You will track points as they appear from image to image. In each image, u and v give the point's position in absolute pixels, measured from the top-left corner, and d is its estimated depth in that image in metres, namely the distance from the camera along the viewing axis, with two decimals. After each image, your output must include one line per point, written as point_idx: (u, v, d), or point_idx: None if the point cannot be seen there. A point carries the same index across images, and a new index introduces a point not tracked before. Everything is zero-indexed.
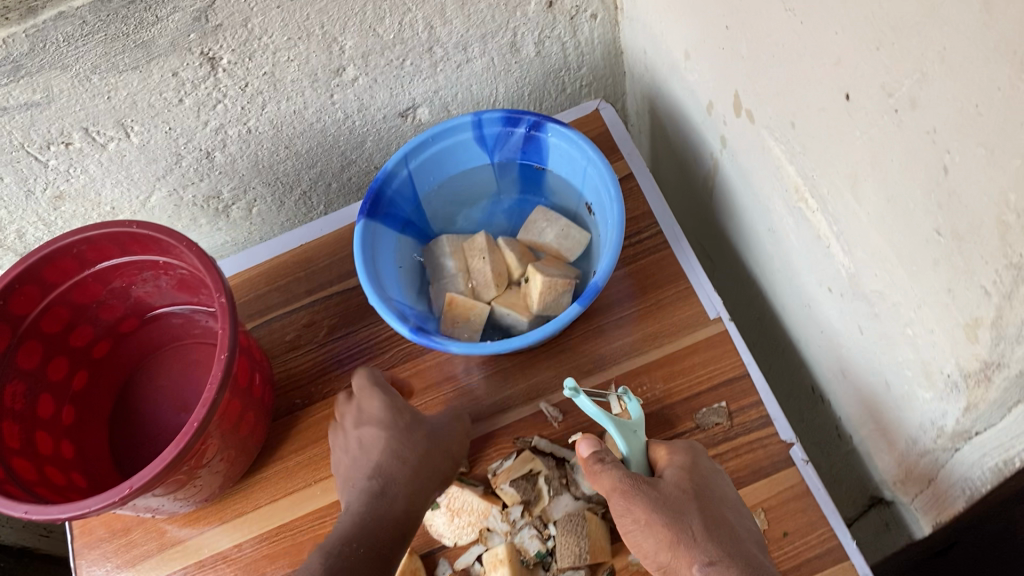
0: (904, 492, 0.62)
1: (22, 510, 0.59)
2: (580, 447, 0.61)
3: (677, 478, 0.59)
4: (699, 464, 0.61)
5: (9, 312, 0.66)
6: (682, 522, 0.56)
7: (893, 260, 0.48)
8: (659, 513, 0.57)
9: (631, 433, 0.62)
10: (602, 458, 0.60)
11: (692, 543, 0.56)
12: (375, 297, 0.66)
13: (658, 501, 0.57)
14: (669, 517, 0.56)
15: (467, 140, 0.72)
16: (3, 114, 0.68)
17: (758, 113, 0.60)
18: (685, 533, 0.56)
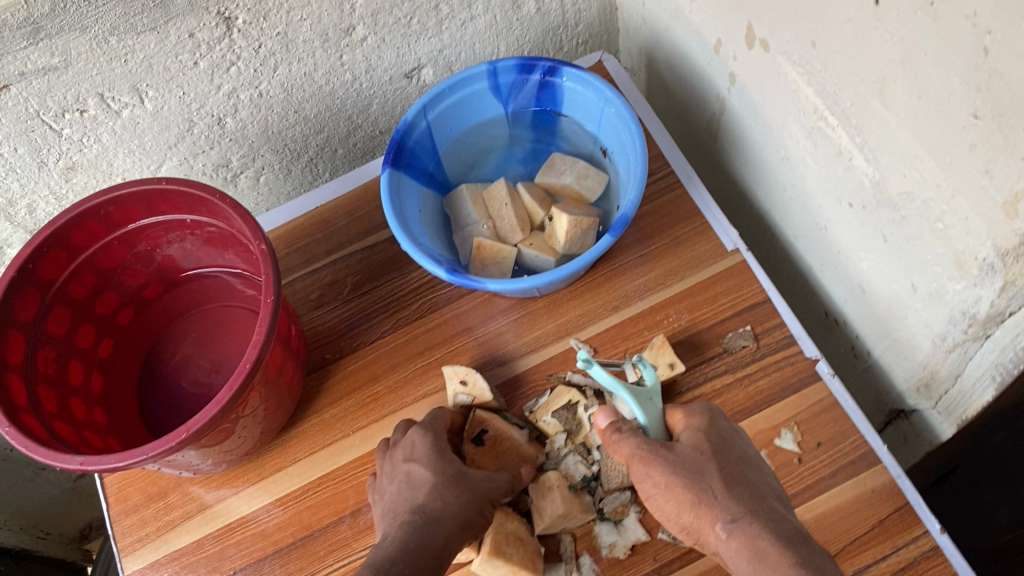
0: (926, 397, 0.66)
1: (78, 462, 0.58)
2: (598, 419, 0.64)
3: (695, 440, 0.60)
4: (717, 425, 0.61)
5: (39, 276, 0.66)
6: (701, 482, 0.58)
7: (926, 158, 0.52)
8: (679, 475, 0.58)
9: (648, 401, 0.64)
10: (619, 427, 0.63)
11: (713, 502, 0.57)
12: (408, 242, 0.67)
13: (675, 465, 0.59)
14: (688, 479, 0.58)
15: (483, 90, 0.74)
16: (21, 80, 0.68)
17: (774, 41, 0.63)
18: (706, 493, 0.58)
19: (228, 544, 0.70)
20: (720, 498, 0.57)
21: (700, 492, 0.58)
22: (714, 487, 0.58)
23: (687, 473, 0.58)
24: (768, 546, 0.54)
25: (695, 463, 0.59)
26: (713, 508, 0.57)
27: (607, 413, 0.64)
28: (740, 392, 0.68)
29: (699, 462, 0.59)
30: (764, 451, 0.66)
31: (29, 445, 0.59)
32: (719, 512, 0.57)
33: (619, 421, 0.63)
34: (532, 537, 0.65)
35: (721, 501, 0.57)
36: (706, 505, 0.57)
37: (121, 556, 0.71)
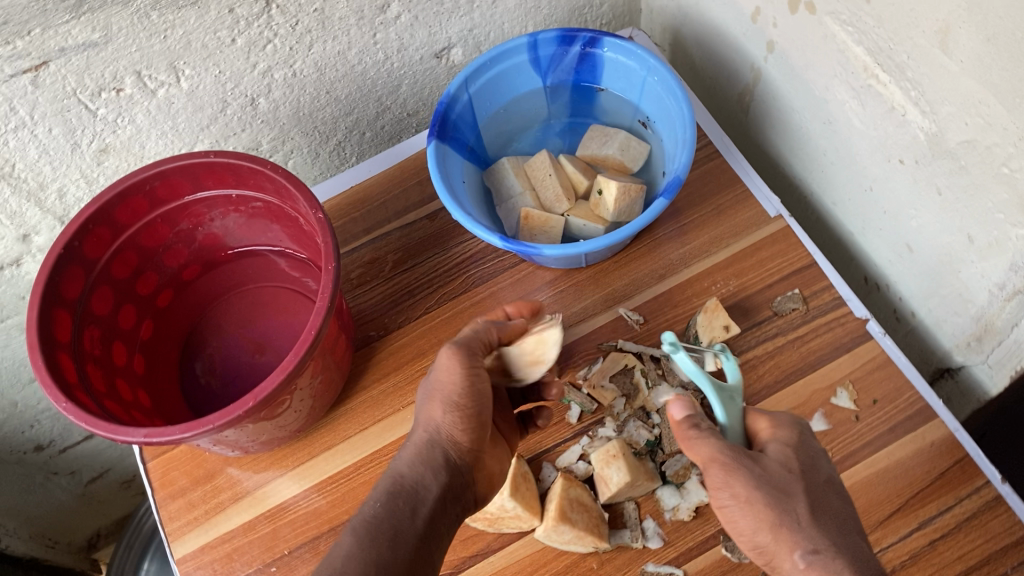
0: (977, 351, 0.67)
1: (142, 435, 0.57)
2: (674, 411, 0.56)
3: (782, 455, 0.53)
4: (805, 443, 0.54)
5: (83, 254, 0.65)
6: (788, 504, 0.50)
7: (991, 103, 0.53)
8: (763, 493, 0.50)
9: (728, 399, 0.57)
10: (698, 423, 0.54)
11: (796, 527, 0.50)
12: (459, 213, 0.67)
13: (761, 481, 0.51)
14: (773, 497, 0.50)
15: (522, 63, 0.74)
16: (60, 56, 0.66)
17: (821, 3, 0.64)
18: (789, 515, 0.50)
19: (281, 523, 0.69)
20: (803, 525, 0.50)
21: (783, 515, 0.50)
22: (799, 512, 0.50)
23: (773, 492, 0.50)
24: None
25: (783, 480, 0.51)
26: (795, 533, 0.50)
27: (687, 403, 0.56)
28: (793, 353, 0.69)
29: (787, 482, 0.51)
30: (822, 410, 0.67)
31: (89, 421, 0.58)
32: (801, 539, 0.49)
33: (698, 416, 0.55)
34: (595, 503, 0.64)
35: (804, 531, 0.50)
36: (787, 531, 0.50)
37: (169, 540, 0.69)
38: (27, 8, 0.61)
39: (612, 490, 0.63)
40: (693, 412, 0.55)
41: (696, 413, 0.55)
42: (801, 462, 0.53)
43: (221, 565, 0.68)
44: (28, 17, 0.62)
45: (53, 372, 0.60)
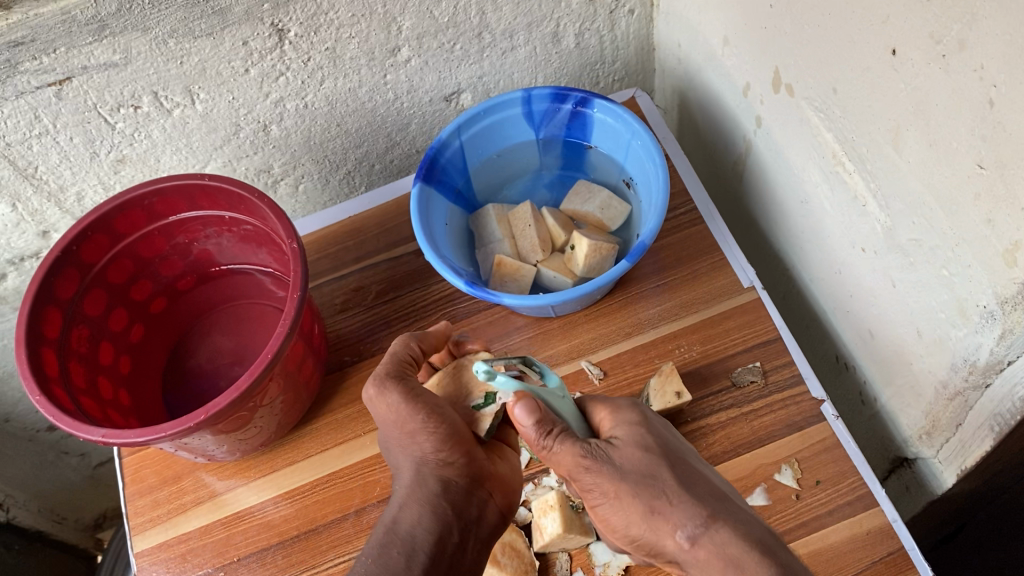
0: (928, 445, 0.66)
1: (100, 434, 0.61)
2: (517, 413, 0.52)
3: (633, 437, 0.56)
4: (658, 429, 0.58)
5: (80, 258, 0.70)
6: (654, 488, 0.53)
7: (932, 205, 0.53)
8: (630, 482, 0.54)
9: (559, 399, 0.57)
10: (549, 429, 0.53)
11: (672, 509, 0.53)
12: (431, 254, 0.70)
13: (625, 472, 0.54)
14: (641, 485, 0.53)
15: (516, 115, 0.77)
16: (83, 73, 0.71)
17: (798, 87, 0.65)
18: (661, 499, 0.53)
19: (235, 531, 0.72)
20: (677, 504, 0.53)
21: (655, 499, 0.53)
22: (667, 492, 0.53)
23: (640, 478, 0.54)
24: (743, 553, 0.50)
25: (646, 466, 0.55)
26: (672, 513, 0.52)
27: (534, 406, 0.52)
28: (744, 425, 0.70)
29: (648, 465, 0.55)
30: (764, 485, 0.67)
31: (56, 414, 0.62)
32: (679, 518, 0.52)
33: (548, 420, 0.53)
34: (528, 549, 0.66)
35: (676, 508, 0.53)
36: (662, 512, 0.53)
37: (131, 535, 0.73)
38: (53, 28, 0.66)
39: (544, 540, 0.65)
40: (542, 418, 0.52)
41: (544, 417, 0.53)
42: (654, 441, 0.57)
43: (174, 565, 0.71)
44: (54, 37, 0.67)
45: (33, 365, 0.64)
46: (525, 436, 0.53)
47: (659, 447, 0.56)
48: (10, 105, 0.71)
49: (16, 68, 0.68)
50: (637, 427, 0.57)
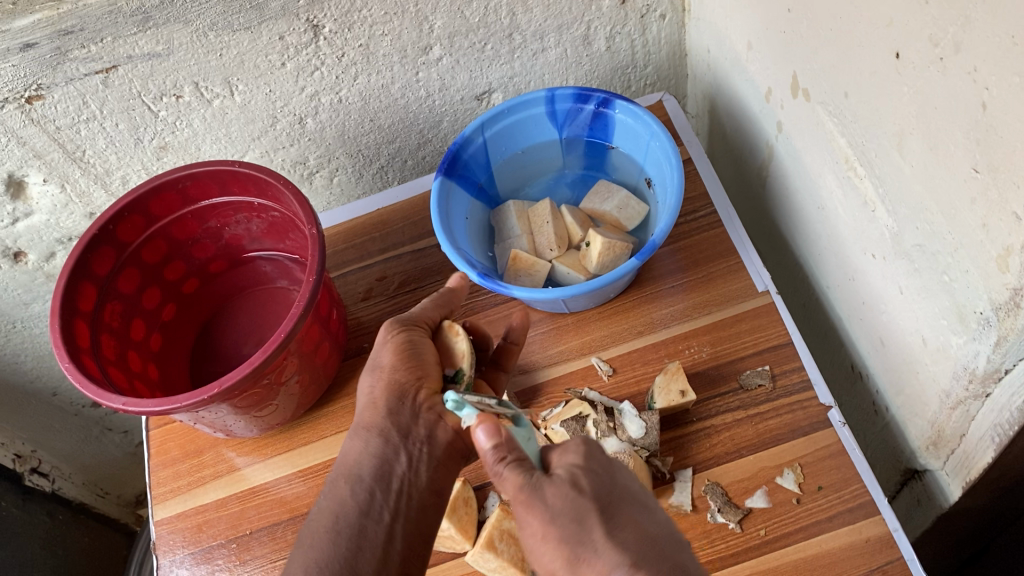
0: (935, 456, 0.66)
1: (120, 402, 0.64)
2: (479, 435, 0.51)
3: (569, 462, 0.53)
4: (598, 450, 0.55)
5: (116, 237, 0.74)
6: (582, 534, 0.48)
7: (933, 210, 0.53)
8: (557, 525, 0.49)
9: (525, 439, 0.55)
10: (507, 455, 0.52)
11: (594, 556, 0.47)
12: (447, 245, 0.71)
13: (554, 512, 0.49)
14: (567, 529, 0.48)
15: (539, 115, 0.79)
16: (128, 63, 0.75)
17: (814, 91, 0.65)
18: (586, 546, 0.48)
19: (249, 505, 0.74)
20: (600, 550, 0.47)
21: (579, 546, 0.48)
22: (595, 538, 0.48)
23: (566, 522, 0.49)
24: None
25: (576, 509, 0.49)
26: (596, 564, 0.47)
27: (494, 429, 0.52)
28: (749, 428, 0.70)
29: (576, 507, 0.49)
30: (765, 487, 0.67)
31: (82, 381, 0.65)
32: (601, 568, 0.47)
33: (505, 446, 0.52)
34: None
35: (601, 557, 0.47)
36: (587, 559, 0.47)
37: (153, 503, 0.77)
38: (100, 19, 0.70)
39: None
40: (501, 442, 0.51)
41: (503, 441, 0.52)
42: (589, 476, 0.51)
43: (190, 534, 0.74)
44: (101, 27, 0.70)
45: (65, 335, 0.68)
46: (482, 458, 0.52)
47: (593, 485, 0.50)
48: (60, 91, 0.75)
49: (66, 55, 0.72)
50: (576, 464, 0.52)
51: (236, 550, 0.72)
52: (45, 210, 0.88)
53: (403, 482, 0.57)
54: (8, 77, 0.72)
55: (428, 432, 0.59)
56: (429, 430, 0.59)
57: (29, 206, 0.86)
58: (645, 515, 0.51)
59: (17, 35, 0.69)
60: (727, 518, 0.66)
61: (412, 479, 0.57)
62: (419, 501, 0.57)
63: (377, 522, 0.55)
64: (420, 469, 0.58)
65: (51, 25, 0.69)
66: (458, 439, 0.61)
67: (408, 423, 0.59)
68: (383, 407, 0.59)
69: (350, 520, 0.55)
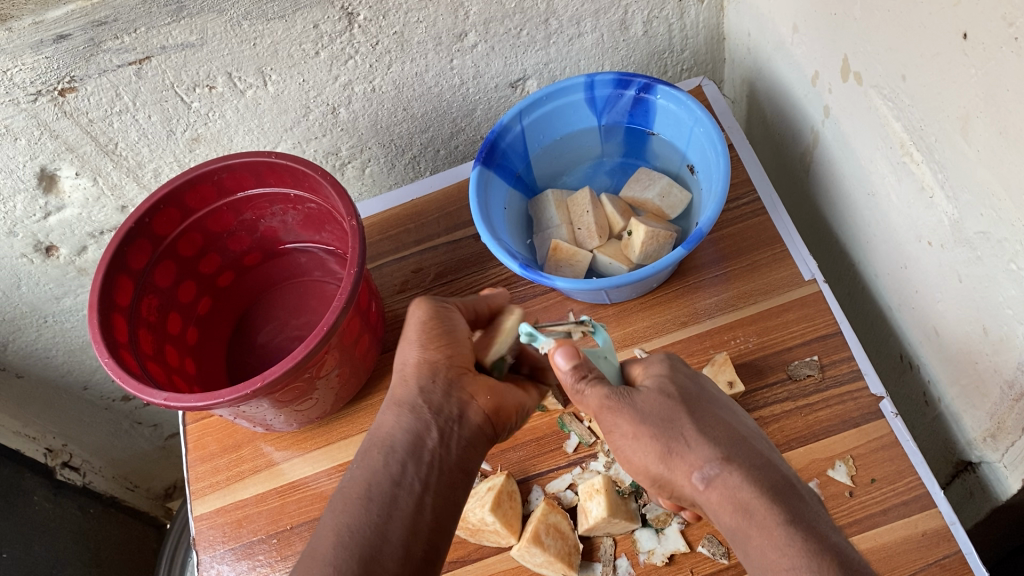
0: (993, 448, 0.64)
1: (161, 398, 0.63)
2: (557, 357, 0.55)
3: (661, 385, 0.57)
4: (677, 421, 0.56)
5: (152, 231, 0.73)
6: (672, 431, 0.54)
7: (1001, 195, 0.51)
8: (650, 425, 0.55)
9: (601, 358, 0.60)
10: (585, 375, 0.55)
11: (687, 450, 0.53)
12: (487, 236, 0.70)
13: (645, 414, 0.55)
14: (659, 428, 0.54)
15: (579, 101, 0.78)
16: (162, 53, 0.74)
17: (867, 75, 0.63)
18: (678, 441, 0.54)
19: (289, 500, 0.74)
20: (693, 446, 0.53)
21: (672, 442, 0.54)
22: (686, 434, 0.54)
23: (658, 421, 0.55)
24: (752, 498, 0.50)
25: (667, 410, 0.55)
26: (689, 455, 0.53)
27: (571, 351, 0.55)
28: (799, 420, 0.68)
29: (669, 410, 0.55)
30: (817, 480, 0.66)
31: (121, 376, 0.64)
32: (695, 460, 0.53)
33: (583, 367, 0.55)
34: (572, 532, 0.67)
35: (694, 450, 0.53)
36: (680, 454, 0.54)
37: (192, 499, 0.76)
38: (133, 9, 0.68)
39: (587, 523, 0.66)
40: (580, 363, 0.55)
41: (581, 362, 0.56)
42: (678, 387, 0.57)
43: (230, 530, 0.74)
44: (135, 18, 0.69)
45: (104, 330, 0.67)
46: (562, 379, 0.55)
47: (683, 393, 0.56)
48: (94, 83, 0.74)
49: (99, 47, 0.71)
50: (667, 377, 0.58)
51: (277, 546, 0.72)
52: (77, 203, 0.87)
53: (435, 456, 0.56)
54: (42, 70, 0.71)
55: (461, 410, 0.58)
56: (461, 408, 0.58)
57: (61, 200, 0.86)
58: (730, 417, 0.56)
59: (51, 27, 0.67)
60: None
61: (442, 454, 0.56)
62: (448, 477, 0.56)
63: (408, 492, 0.54)
64: (451, 445, 0.57)
65: (85, 16, 0.68)
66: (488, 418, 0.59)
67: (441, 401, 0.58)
68: (416, 382, 0.58)
69: (383, 488, 0.54)
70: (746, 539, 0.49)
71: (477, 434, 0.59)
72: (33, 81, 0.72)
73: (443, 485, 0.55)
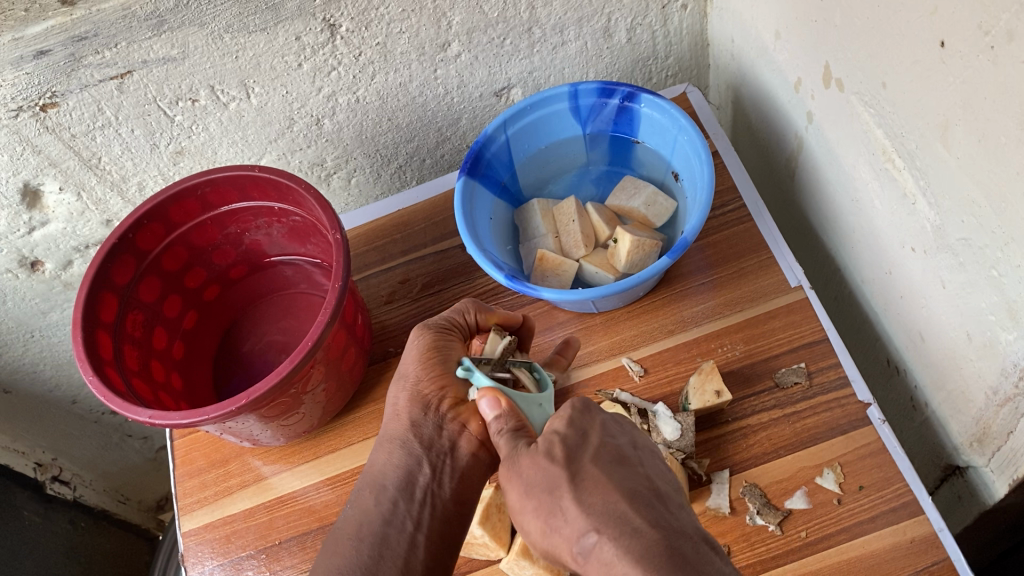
0: (980, 453, 0.64)
1: (146, 415, 0.63)
2: (482, 406, 0.56)
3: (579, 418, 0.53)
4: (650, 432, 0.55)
5: (136, 246, 0.73)
6: (554, 504, 0.50)
7: (982, 202, 0.51)
8: (533, 499, 0.51)
9: (535, 405, 0.58)
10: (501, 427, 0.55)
11: (567, 522, 0.50)
12: (472, 247, 0.69)
13: (528, 486, 0.52)
14: (541, 502, 0.51)
15: (563, 110, 0.77)
16: (143, 68, 0.73)
17: (849, 81, 0.63)
18: (559, 514, 0.50)
19: (278, 515, 0.73)
20: (569, 518, 0.49)
21: (552, 516, 0.50)
22: (565, 505, 0.50)
23: (540, 495, 0.51)
24: (619, 570, 0.45)
25: (548, 479, 0.51)
26: (566, 529, 0.49)
27: (497, 400, 0.56)
28: (787, 427, 0.68)
29: (550, 478, 0.51)
30: (804, 488, 0.65)
31: (106, 394, 0.64)
32: (571, 534, 0.49)
33: (506, 417, 0.55)
34: None
35: (571, 523, 0.49)
36: (559, 529, 0.50)
37: (180, 515, 0.76)
38: (114, 24, 0.68)
39: None
40: (501, 415, 0.55)
41: (504, 413, 0.55)
42: (563, 445, 0.53)
43: (219, 545, 0.73)
44: (115, 32, 0.69)
45: (88, 347, 0.66)
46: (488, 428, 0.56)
47: (566, 454, 0.52)
48: (75, 98, 0.74)
49: (80, 62, 0.70)
50: (557, 433, 0.53)
51: (265, 561, 0.71)
52: (61, 218, 0.86)
53: (427, 493, 0.57)
54: (22, 85, 0.71)
55: (452, 443, 0.59)
56: (452, 442, 0.59)
57: (46, 215, 0.85)
58: (630, 471, 0.51)
59: (30, 42, 0.67)
60: (767, 520, 0.64)
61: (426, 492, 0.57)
62: (443, 513, 0.57)
63: (399, 531, 0.55)
64: (443, 480, 0.58)
65: (64, 31, 0.67)
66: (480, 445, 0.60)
67: (431, 436, 0.59)
68: (406, 417, 0.60)
69: (362, 540, 0.55)
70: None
71: (471, 465, 0.60)
72: (14, 96, 0.71)
73: (431, 520, 0.56)
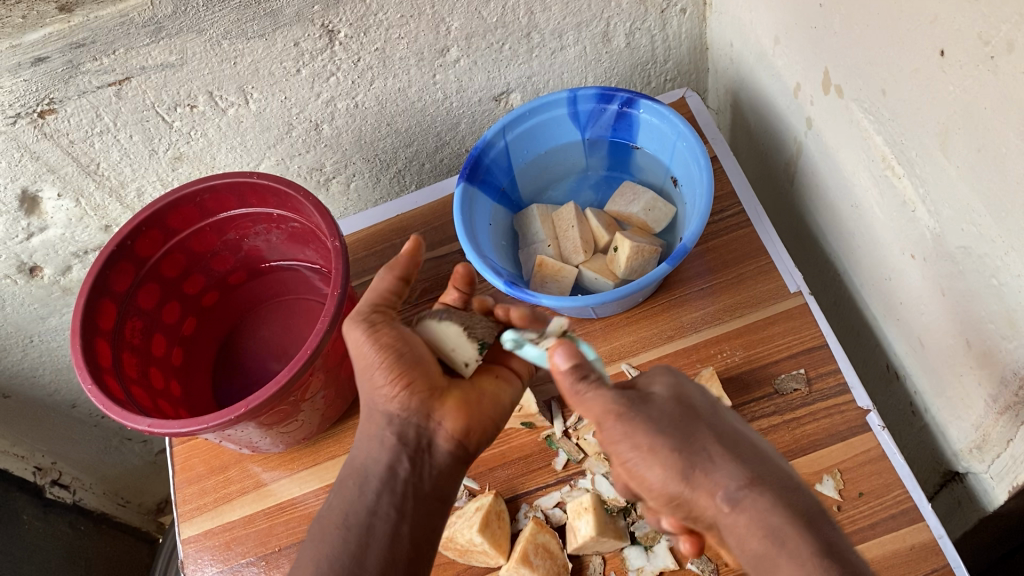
0: (979, 459, 0.64)
1: (146, 424, 0.63)
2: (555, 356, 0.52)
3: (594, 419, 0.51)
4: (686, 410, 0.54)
5: (135, 253, 0.73)
6: (694, 446, 0.51)
7: (981, 211, 0.51)
8: (665, 443, 0.51)
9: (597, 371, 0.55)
10: (585, 374, 0.52)
11: (711, 469, 0.50)
12: (472, 253, 0.69)
13: (659, 430, 0.51)
14: (678, 447, 0.51)
15: (562, 116, 0.77)
16: (142, 74, 0.73)
17: (848, 89, 0.63)
18: (701, 459, 0.50)
19: (278, 521, 0.73)
20: (718, 463, 0.50)
21: (694, 461, 0.50)
22: (710, 451, 0.51)
23: (679, 439, 0.51)
24: (782, 526, 0.47)
25: (683, 429, 0.52)
26: (714, 475, 0.50)
27: (569, 349, 0.52)
28: (786, 433, 0.68)
29: (687, 424, 0.52)
30: None
31: (105, 403, 0.64)
32: (721, 479, 0.50)
33: (585, 366, 0.52)
34: (561, 551, 0.67)
35: (718, 469, 0.50)
36: (702, 473, 0.50)
37: (179, 521, 0.76)
38: (112, 30, 0.68)
39: (573, 543, 0.66)
40: (578, 363, 0.52)
41: (581, 363, 0.52)
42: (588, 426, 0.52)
43: (219, 551, 0.73)
44: (113, 39, 0.69)
45: (87, 355, 0.66)
46: (561, 383, 0.52)
47: (687, 409, 0.53)
48: (73, 104, 0.73)
49: (78, 69, 0.70)
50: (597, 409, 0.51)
51: (265, 567, 0.71)
52: (59, 224, 0.86)
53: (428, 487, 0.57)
54: (20, 92, 0.71)
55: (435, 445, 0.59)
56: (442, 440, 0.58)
57: (44, 220, 0.85)
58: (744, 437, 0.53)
59: (28, 50, 0.67)
60: None
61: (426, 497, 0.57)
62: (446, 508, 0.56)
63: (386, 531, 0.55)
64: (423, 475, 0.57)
65: (62, 38, 0.67)
66: (485, 438, 0.60)
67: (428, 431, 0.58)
68: None
69: (363, 548, 0.54)
70: (773, 568, 0.47)
71: (466, 459, 0.59)
72: (12, 103, 0.71)
73: (423, 520, 0.56)
